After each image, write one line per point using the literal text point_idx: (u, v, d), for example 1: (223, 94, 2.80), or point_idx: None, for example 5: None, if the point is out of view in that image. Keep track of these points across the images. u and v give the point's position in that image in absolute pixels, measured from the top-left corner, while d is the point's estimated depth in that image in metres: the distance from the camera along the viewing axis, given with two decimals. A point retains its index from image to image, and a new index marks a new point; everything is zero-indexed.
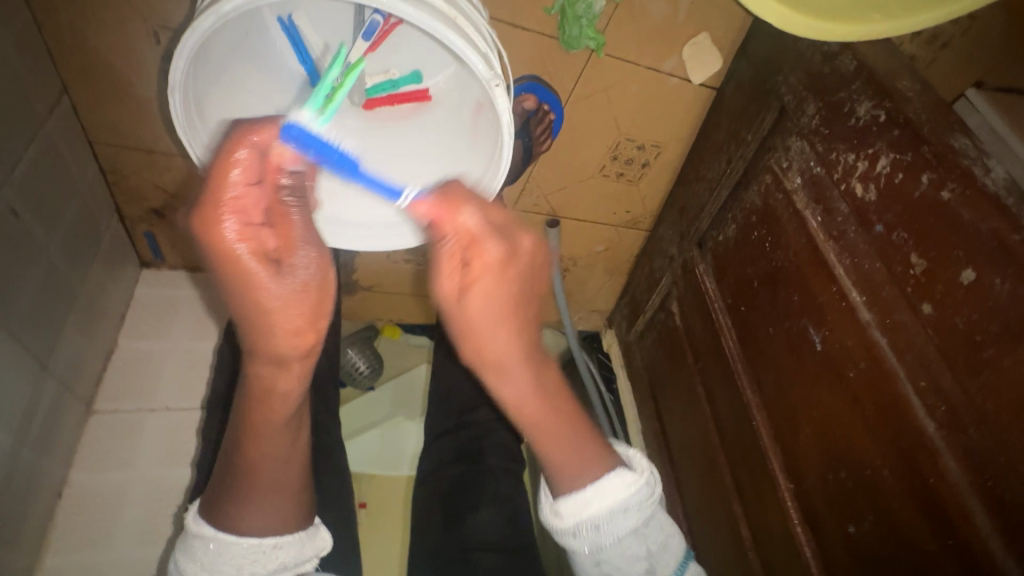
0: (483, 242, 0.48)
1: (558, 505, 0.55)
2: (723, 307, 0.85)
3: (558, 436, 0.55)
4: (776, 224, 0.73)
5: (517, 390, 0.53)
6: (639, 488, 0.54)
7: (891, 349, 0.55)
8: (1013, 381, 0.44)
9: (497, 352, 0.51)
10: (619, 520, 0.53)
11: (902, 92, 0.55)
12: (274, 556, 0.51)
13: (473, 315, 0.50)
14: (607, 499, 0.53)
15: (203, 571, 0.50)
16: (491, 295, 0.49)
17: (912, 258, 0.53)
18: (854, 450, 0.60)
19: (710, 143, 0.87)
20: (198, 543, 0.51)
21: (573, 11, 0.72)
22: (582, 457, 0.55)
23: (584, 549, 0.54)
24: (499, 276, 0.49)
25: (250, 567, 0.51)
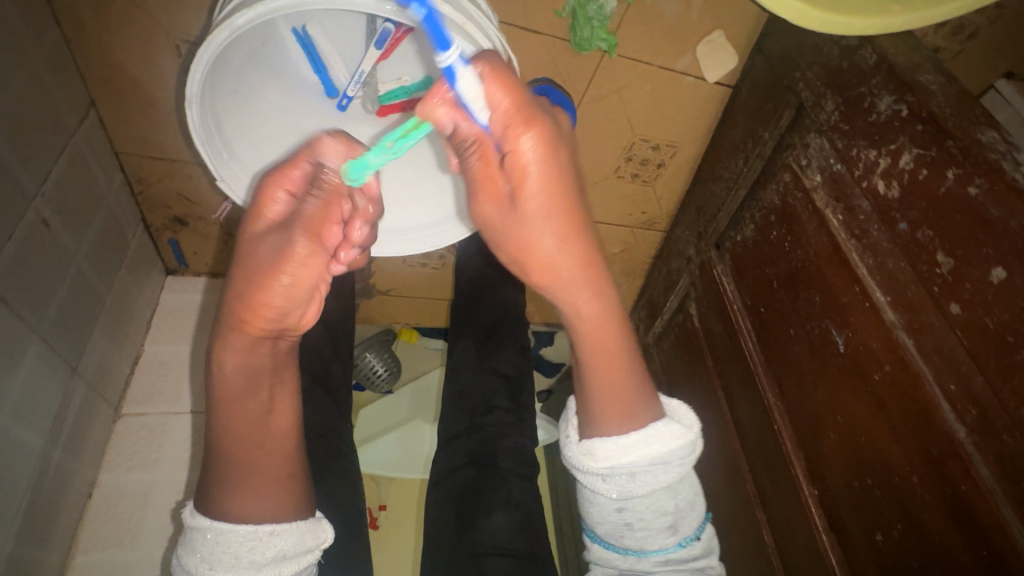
0: (513, 139, 0.45)
1: (595, 446, 0.56)
2: (743, 309, 0.84)
3: (616, 366, 0.57)
4: (795, 223, 0.71)
5: (587, 308, 0.55)
6: (685, 444, 0.56)
7: (918, 351, 0.53)
8: None
9: (551, 256, 0.51)
10: (656, 473, 0.55)
11: (925, 86, 0.53)
12: (272, 543, 0.52)
13: (526, 221, 0.49)
14: (650, 449, 0.55)
15: (203, 560, 0.52)
16: (543, 190, 0.47)
17: (938, 257, 0.51)
18: (880, 455, 0.58)
19: (727, 142, 0.86)
20: (197, 531, 0.52)
21: (584, 13, 0.71)
22: (626, 397, 0.57)
23: (611, 493, 0.56)
24: (540, 169, 0.46)
25: (248, 555, 0.52)
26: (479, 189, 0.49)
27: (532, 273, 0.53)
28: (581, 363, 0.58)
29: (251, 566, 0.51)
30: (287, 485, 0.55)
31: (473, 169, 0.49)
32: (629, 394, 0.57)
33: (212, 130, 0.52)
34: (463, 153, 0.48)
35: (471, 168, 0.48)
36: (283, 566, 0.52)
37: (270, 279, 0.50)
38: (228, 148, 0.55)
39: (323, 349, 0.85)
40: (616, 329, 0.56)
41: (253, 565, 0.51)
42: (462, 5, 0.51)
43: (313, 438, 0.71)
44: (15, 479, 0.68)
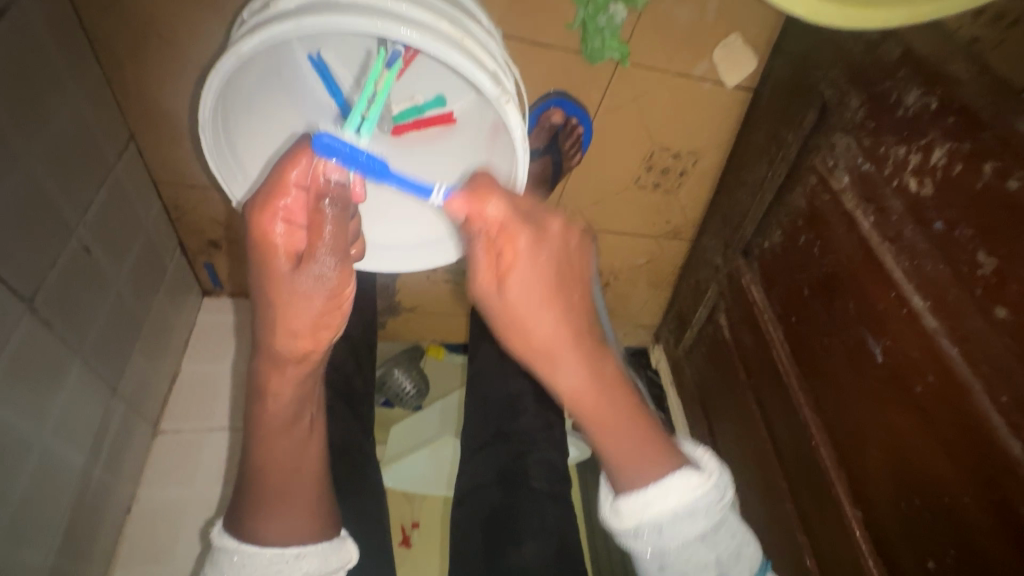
0: (510, 241, 0.49)
1: (619, 502, 0.52)
2: (774, 318, 0.81)
3: (621, 428, 0.51)
4: (824, 227, 0.68)
5: (571, 378, 0.50)
6: (707, 493, 0.50)
7: (963, 359, 0.49)
8: None
9: (547, 338, 0.49)
10: (683, 525, 0.50)
11: (956, 76, 0.49)
12: (297, 565, 0.52)
13: (516, 306, 0.49)
14: (671, 501, 0.50)
15: None
16: (530, 276, 0.49)
17: (979, 257, 0.47)
18: (928, 473, 0.54)
19: (750, 146, 0.83)
20: (223, 549, 0.53)
21: (594, 24, 0.71)
22: (646, 452, 0.52)
23: (647, 550, 0.51)
24: (531, 260, 0.49)
25: None
26: (476, 279, 0.50)
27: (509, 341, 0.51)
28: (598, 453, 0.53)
29: None
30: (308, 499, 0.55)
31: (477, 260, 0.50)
32: (647, 440, 0.52)
33: (225, 149, 0.57)
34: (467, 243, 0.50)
35: (476, 264, 0.50)
36: None
37: (300, 311, 0.49)
38: (241, 162, 0.59)
39: (346, 366, 0.86)
40: (610, 397, 0.51)
41: None
42: (465, 22, 0.52)
43: (336, 454, 0.72)
44: (57, 495, 0.71)
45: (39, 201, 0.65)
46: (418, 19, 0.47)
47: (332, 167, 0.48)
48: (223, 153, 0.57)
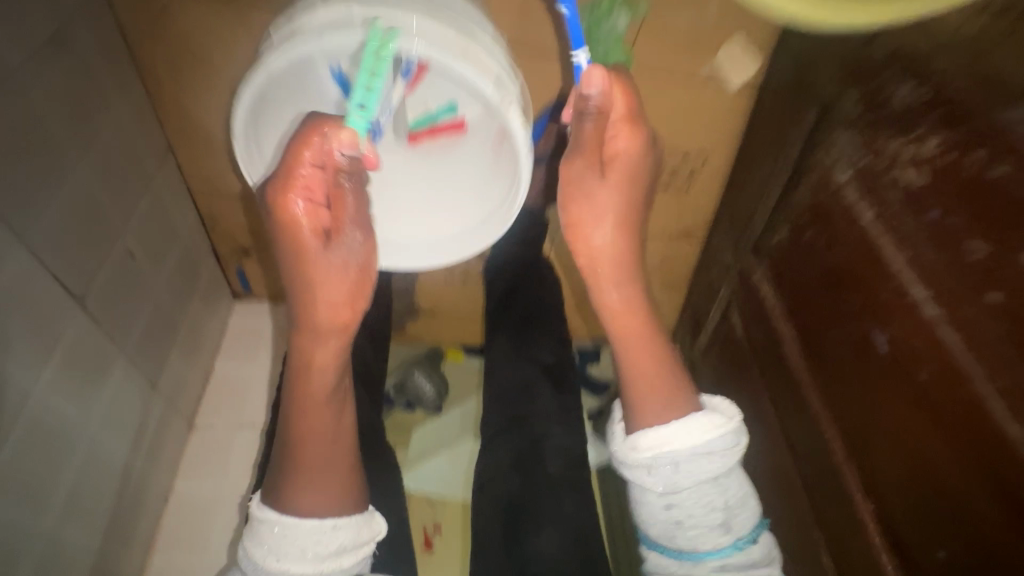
0: (617, 140, 0.57)
1: (635, 439, 0.57)
2: (784, 314, 0.82)
3: (645, 344, 0.59)
4: (827, 222, 0.69)
5: (614, 298, 0.60)
6: (726, 433, 0.55)
7: (961, 345, 0.49)
8: None
9: (602, 244, 0.60)
10: (701, 463, 0.55)
11: (944, 69, 0.50)
12: (333, 536, 0.56)
13: (602, 200, 0.58)
14: (691, 439, 0.55)
15: (271, 552, 0.56)
16: (620, 179, 0.58)
17: (971, 243, 0.48)
18: (934, 460, 0.54)
19: (756, 146, 0.85)
20: (264, 517, 0.57)
21: (598, 33, 0.72)
22: (670, 390, 0.58)
23: (658, 488, 0.56)
24: (625, 167, 0.58)
25: (314, 547, 0.56)
26: (579, 160, 0.57)
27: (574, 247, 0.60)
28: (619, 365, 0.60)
29: (315, 558, 0.56)
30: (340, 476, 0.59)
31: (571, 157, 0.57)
32: (663, 384, 0.58)
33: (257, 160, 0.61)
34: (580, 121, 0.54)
35: (573, 169, 0.57)
36: (344, 558, 0.57)
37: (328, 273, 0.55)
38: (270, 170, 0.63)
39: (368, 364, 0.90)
40: (647, 317, 0.60)
41: (318, 558, 0.56)
42: (472, 34, 0.56)
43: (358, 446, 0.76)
44: (102, 482, 0.76)
45: (90, 211, 0.72)
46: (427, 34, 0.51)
47: (337, 138, 0.49)
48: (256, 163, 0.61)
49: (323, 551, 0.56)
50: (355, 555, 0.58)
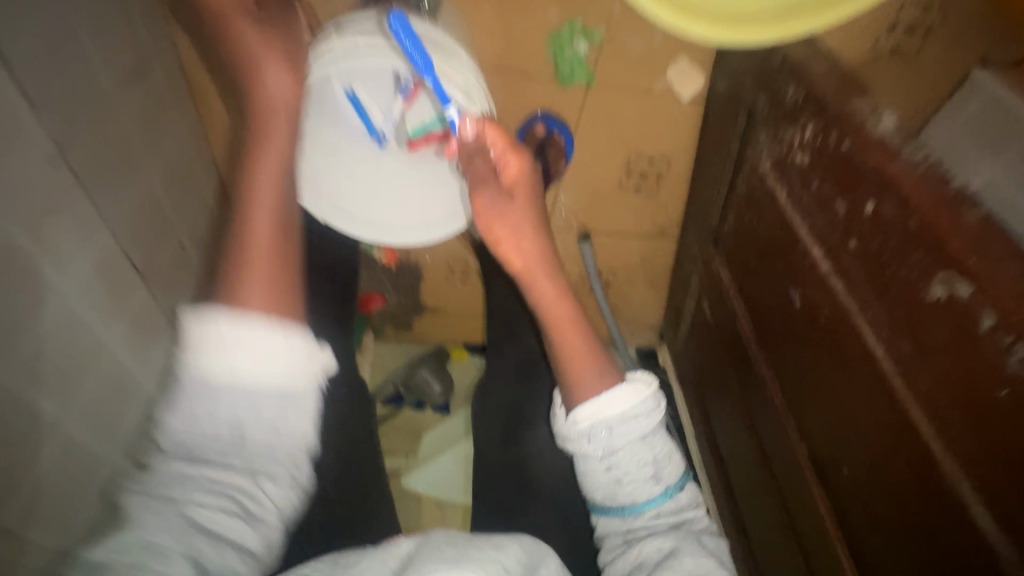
0: (508, 165, 0.68)
1: (576, 414, 0.67)
2: (738, 292, 0.93)
3: (570, 330, 0.71)
4: (759, 206, 0.81)
5: (546, 288, 0.69)
6: (646, 400, 0.67)
7: (843, 289, 0.60)
8: (915, 289, 0.50)
9: (523, 245, 0.68)
10: (630, 426, 0.66)
11: (814, 72, 0.63)
12: (281, 339, 0.60)
13: (508, 220, 0.66)
14: (621, 407, 0.66)
15: (214, 356, 0.58)
16: (522, 198, 0.69)
17: (837, 205, 0.59)
18: (838, 392, 0.64)
19: (708, 148, 0.99)
20: (205, 330, 0.58)
21: (563, 56, 0.89)
22: (595, 366, 0.70)
23: (598, 451, 0.66)
24: (522, 186, 0.69)
25: (263, 350, 0.59)
26: (479, 184, 0.66)
27: (510, 260, 0.68)
28: (556, 358, 0.71)
29: (264, 362, 0.59)
30: (281, 309, 0.64)
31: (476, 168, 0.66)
32: (593, 362, 0.70)
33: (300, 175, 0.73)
34: (469, 159, 0.66)
35: (484, 199, 0.65)
36: (288, 368, 0.60)
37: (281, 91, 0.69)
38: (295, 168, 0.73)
39: None
40: (573, 306, 0.71)
41: (268, 360, 0.59)
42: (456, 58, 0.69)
43: None
44: None
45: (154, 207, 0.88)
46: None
47: None
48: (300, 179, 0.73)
49: (268, 375, 0.59)
50: (302, 381, 0.61)
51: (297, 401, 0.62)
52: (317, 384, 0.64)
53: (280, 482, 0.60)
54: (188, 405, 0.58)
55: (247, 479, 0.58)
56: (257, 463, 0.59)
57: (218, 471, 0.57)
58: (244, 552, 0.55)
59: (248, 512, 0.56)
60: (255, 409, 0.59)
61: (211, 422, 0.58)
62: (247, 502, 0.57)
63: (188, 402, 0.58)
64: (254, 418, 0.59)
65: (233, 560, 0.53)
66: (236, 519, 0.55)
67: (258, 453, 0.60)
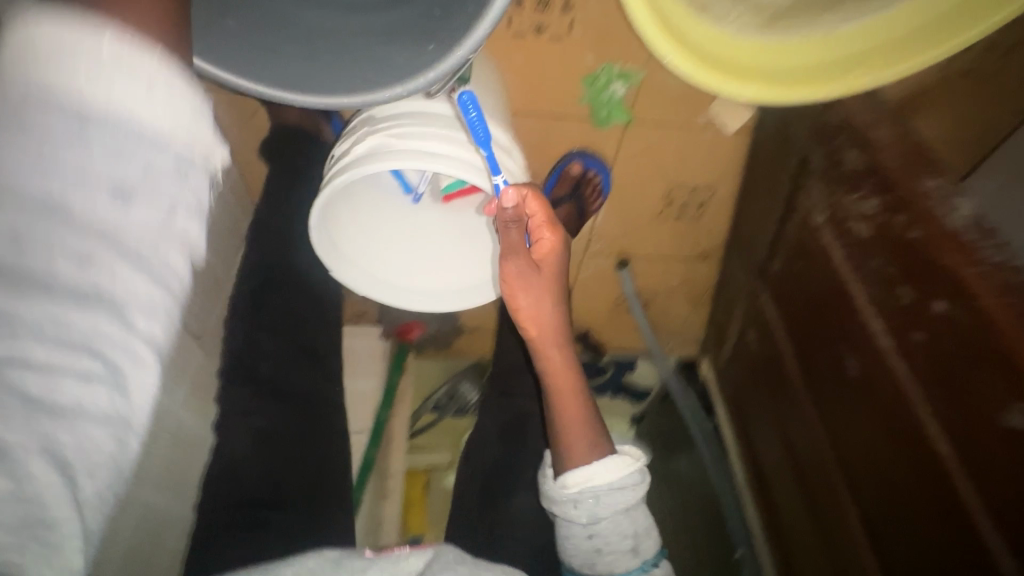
0: (543, 237, 0.65)
1: (564, 478, 0.66)
2: (786, 335, 0.88)
3: (574, 397, 0.68)
4: (812, 259, 0.77)
5: (557, 359, 0.69)
6: (634, 472, 0.65)
7: (907, 373, 0.57)
8: (989, 403, 0.47)
9: (539, 312, 0.66)
10: (616, 497, 0.64)
11: (879, 140, 0.59)
12: (155, 79, 0.32)
13: (532, 288, 0.65)
14: (608, 478, 0.64)
15: (78, 61, 0.30)
16: (548, 270, 0.66)
17: (901, 290, 0.56)
18: (896, 470, 0.62)
19: (756, 181, 0.94)
20: (59, 40, 0.30)
21: (600, 99, 0.85)
22: (590, 432, 0.68)
23: (582, 519, 0.65)
24: (552, 260, 0.66)
25: (140, 96, 0.31)
26: (512, 251, 0.63)
27: (522, 327, 0.67)
28: (551, 420, 0.70)
29: (152, 113, 0.32)
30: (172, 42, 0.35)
31: (508, 237, 0.62)
32: (592, 429, 0.68)
33: (334, 253, 0.67)
34: (505, 227, 0.61)
35: (512, 266, 0.63)
36: (176, 139, 0.33)
37: None
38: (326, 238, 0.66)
39: None
40: (579, 374, 0.70)
41: (145, 116, 0.32)
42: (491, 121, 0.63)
43: None
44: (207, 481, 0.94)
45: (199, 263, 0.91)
46: (454, 55, 0.43)
47: None
48: (333, 257, 0.67)
49: (163, 122, 0.32)
50: (196, 157, 0.35)
51: (193, 190, 0.34)
52: (208, 163, 0.36)
53: (163, 320, 0.32)
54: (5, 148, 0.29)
55: (113, 319, 0.30)
56: (150, 259, 0.32)
57: (70, 279, 0.29)
58: (118, 420, 0.31)
59: (119, 371, 0.31)
60: (140, 160, 0.32)
61: (59, 184, 0.29)
62: (114, 354, 0.30)
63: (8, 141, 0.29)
64: (132, 176, 0.31)
65: (102, 434, 0.30)
66: (137, 345, 0.31)
67: (134, 251, 0.31)
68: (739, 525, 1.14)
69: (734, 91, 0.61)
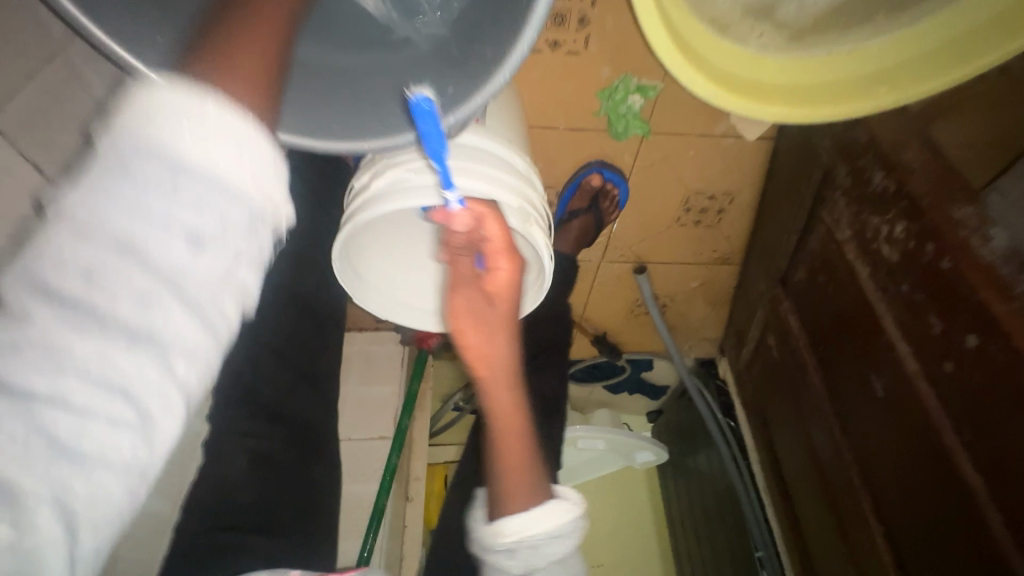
0: (496, 264, 0.60)
1: (500, 524, 0.60)
2: (808, 345, 0.87)
3: (516, 437, 0.62)
4: (836, 273, 0.75)
5: (502, 393, 0.61)
6: (573, 518, 0.60)
7: (936, 398, 0.56)
8: (1019, 440, 0.47)
9: (487, 343, 0.60)
10: (552, 546, 0.59)
11: (907, 162, 0.58)
12: (248, 150, 0.28)
13: (483, 319, 0.60)
14: (544, 527, 0.59)
15: (183, 119, 0.27)
16: (503, 303, 0.61)
17: (931, 318, 0.56)
18: (922, 491, 0.61)
19: (778, 188, 0.92)
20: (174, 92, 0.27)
21: (617, 112, 0.84)
22: (527, 476, 0.61)
23: (516, 567, 0.59)
24: (507, 293, 0.61)
25: (228, 164, 0.27)
26: None
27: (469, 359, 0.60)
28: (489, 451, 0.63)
29: (234, 186, 0.27)
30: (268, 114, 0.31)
31: None
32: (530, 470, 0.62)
33: (355, 280, 0.68)
34: (451, 252, 0.57)
35: None
36: (246, 210, 0.28)
37: None
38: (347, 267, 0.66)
39: None
40: (524, 414, 0.63)
41: (230, 186, 0.27)
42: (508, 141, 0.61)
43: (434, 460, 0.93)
44: None
45: None
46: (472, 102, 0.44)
47: None
48: (354, 285, 0.67)
49: (248, 187, 0.28)
50: (271, 209, 0.29)
51: (256, 258, 0.29)
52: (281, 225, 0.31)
53: (203, 368, 0.28)
54: (96, 185, 0.25)
55: (154, 364, 0.26)
56: (206, 315, 0.27)
57: (120, 313, 0.25)
58: (135, 474, 0.26)
59: (150, 419, 0.26)
60: (224, 225, 0.27)
61: (141, 235, 0.25)
62: (150, 401, 0.26)
63: (97, 180, 0.25)
64: (207, 223, 0.27)
65: (109, 486, 0.25)
66: (173, 396, 0.27)
67: (191, 313, 0.27)
68: (760, 528, 1.13)
69: (758, 113, 0.60)
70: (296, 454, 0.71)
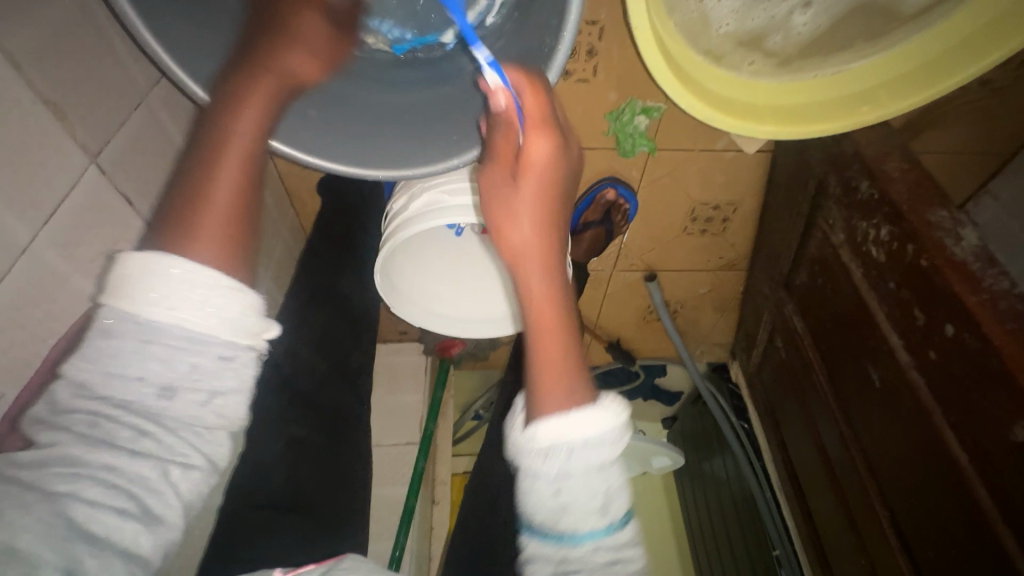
0: (534, 140, 0.48)
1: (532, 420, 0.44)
2: (812, 343, 0.92)
3: (557, 347, 0.47)
4: (833, 276, 0.81)
5: (535, 288, 0.48)
6: (619, 421, 0.45)
7: (924, 386, 0.62)
8: (994, 416, 0.53)
9: (521, 234, 0.48)
10: (594, 451, 0.43)
11: (888, 174, 0.65)
12: (214, 297, 0.41)
13: (516, 201, 0.48)
14: (585, 427, 0.43)
15: (164, 289, 0.40)
16: (541, 189, 0.48)
17: (916, 312, 0.61)
18: (919, 475, 0.66)
19: (777, 197, 0.98)
20: (149, 272, 0.41)
21: (624, 132, 0.92)
22: (567, 389, 0.46)
23: (548, 474, 0.43)
24: (545, 174, 0.48)
25: (200, 316, 0.41)
26: (497, 154, 0.49)
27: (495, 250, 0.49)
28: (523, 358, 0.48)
29: (206, 329, 0.41)
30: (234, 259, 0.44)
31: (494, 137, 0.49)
32: (567, 392, 0.46)
33: (392, 293, 0.76)
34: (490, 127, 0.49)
35: (490, 176, 0.48)
36: (218, 346, 0.42)
37: None
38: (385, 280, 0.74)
39: None
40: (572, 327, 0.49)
41: (200, 334, 0.41)
42: None
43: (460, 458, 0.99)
44: None
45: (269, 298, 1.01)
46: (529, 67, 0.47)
47: None
48: (391, 296, 0.75)
49: (214, 330, 0.42)
50: (243, 343, 0.43)
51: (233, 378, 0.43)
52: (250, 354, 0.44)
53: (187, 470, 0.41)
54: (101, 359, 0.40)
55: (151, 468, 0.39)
56: (184, 431, 0.41)
57: (120, 438, 0.39)
58: (136, 558, 0.38)
59: (147, 510, 0.39)
60: (195, 362, 0.41)
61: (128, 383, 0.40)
62: (147, 497, 0.39)
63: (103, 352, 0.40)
64: (176, 371, 0.41)
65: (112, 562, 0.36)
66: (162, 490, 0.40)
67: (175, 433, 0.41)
68: (775, 522, 1.17)
69: (751, 132, 0.67)
70: (340, 450, 0.77)
